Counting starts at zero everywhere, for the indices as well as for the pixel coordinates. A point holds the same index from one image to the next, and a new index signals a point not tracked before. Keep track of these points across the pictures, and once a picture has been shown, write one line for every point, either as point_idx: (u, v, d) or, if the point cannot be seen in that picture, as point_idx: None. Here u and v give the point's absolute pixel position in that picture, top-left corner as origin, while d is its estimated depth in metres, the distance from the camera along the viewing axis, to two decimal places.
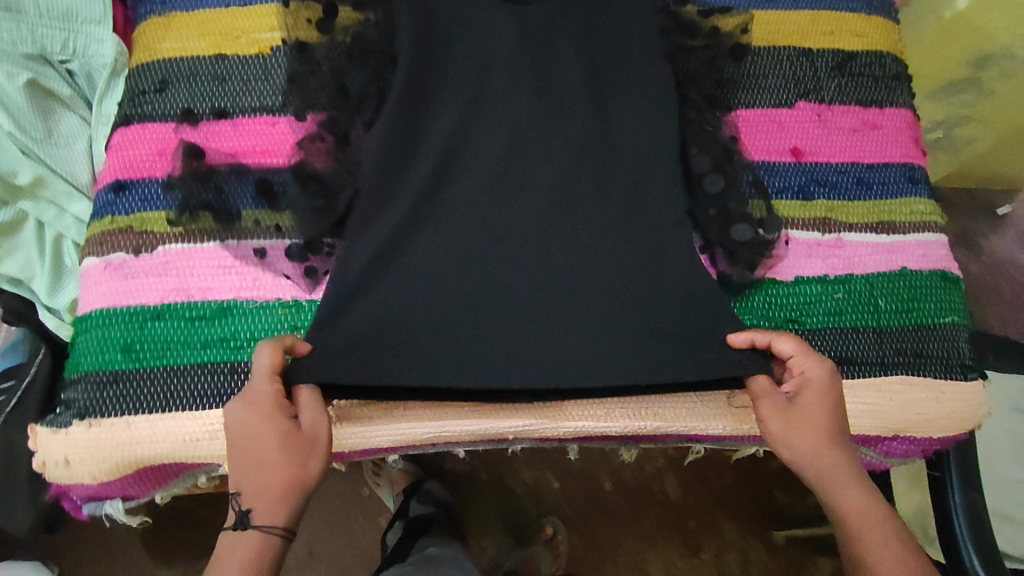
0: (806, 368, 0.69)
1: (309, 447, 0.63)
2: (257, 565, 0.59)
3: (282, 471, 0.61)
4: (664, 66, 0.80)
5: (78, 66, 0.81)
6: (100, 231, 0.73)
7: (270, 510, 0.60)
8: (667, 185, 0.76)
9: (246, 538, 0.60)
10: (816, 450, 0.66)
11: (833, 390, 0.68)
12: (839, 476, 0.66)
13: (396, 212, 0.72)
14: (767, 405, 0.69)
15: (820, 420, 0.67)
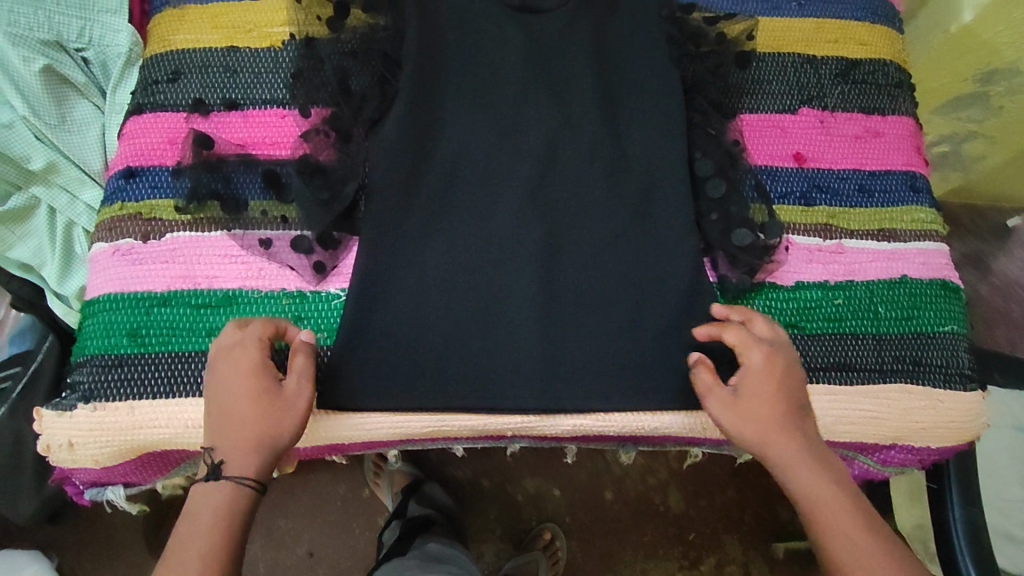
0: (749, 356, 0.66)
1: (288, 408, 0.64)
2: (229, 516, 0.61)
3: (255, 428, 0.62)
4: (668, 75, 0.83)
5: (93, 54, 0.80)
6: (110, 217, 0.74)
7: (245, 463, 0.62)
8: (670, 193, 0.77)
9: (218, 488, 0.61)
10: (764, 442, 0.65)
11: (776, 376, 0.66)
12: (794, 461, 0.64)
13: (404, 214, 0.75)
14: (713, 403, 0.66)
15: (768, 411, 0.65)
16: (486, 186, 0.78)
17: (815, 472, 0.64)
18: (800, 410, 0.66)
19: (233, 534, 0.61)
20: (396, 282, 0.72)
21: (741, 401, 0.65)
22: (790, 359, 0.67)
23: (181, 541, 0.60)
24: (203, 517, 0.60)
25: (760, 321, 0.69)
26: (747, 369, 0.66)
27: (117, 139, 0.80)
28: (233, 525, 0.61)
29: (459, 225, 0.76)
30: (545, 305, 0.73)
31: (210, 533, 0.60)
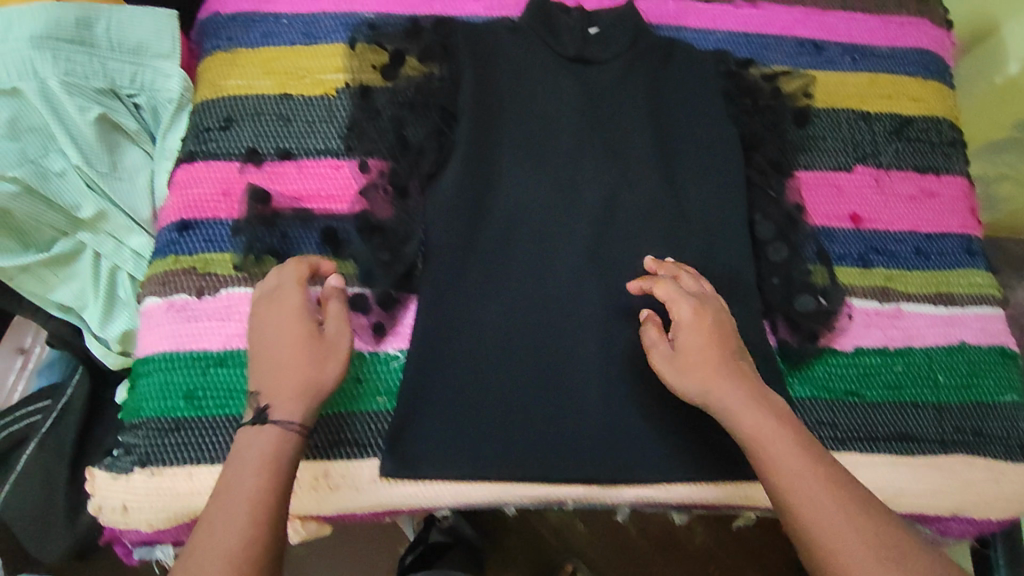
0: (679, 311, 0.67)
1: (331, 354, 0.63)
2: (278, 460, 0.58)
3: (298, 370, 0.61)
4: (727, 131, 0.82)
5: (145, 99, 0.78)
6: (163, 271, 0.73)
7: (292, 407, 0.60)
8: (731, 254, 0.77)
9: (270, 432, 0.59)
10: (700, 389, 0.63)
11: (708, 327, 0.66)
12: (734, 404, 0.62)
13: (462, 272, 0.74)
14: (656, 358, 0.67)
15: (701, 359, 0.64)
16: (543, 244, 0.77)
17: (756, 415, 0.61)
18: (734, 355, 0.65)
19: (283, 480, 0.57)
20: (456, 344, 0.72)
21: (678, 354, 0.65)
22: (718, 309, 0.68)
23: (230, 490, 0.56)
24: (250, 460, 0.57)
25: (689, 277, 0.70)
26: (678, 324, 0.67)
27: (168, 187, 0.78)
28: (284, 468, 0.58)
29: (518, 284, 0.75)
30: (605, 369, 0.73)
31: (261, 476, 0.57)
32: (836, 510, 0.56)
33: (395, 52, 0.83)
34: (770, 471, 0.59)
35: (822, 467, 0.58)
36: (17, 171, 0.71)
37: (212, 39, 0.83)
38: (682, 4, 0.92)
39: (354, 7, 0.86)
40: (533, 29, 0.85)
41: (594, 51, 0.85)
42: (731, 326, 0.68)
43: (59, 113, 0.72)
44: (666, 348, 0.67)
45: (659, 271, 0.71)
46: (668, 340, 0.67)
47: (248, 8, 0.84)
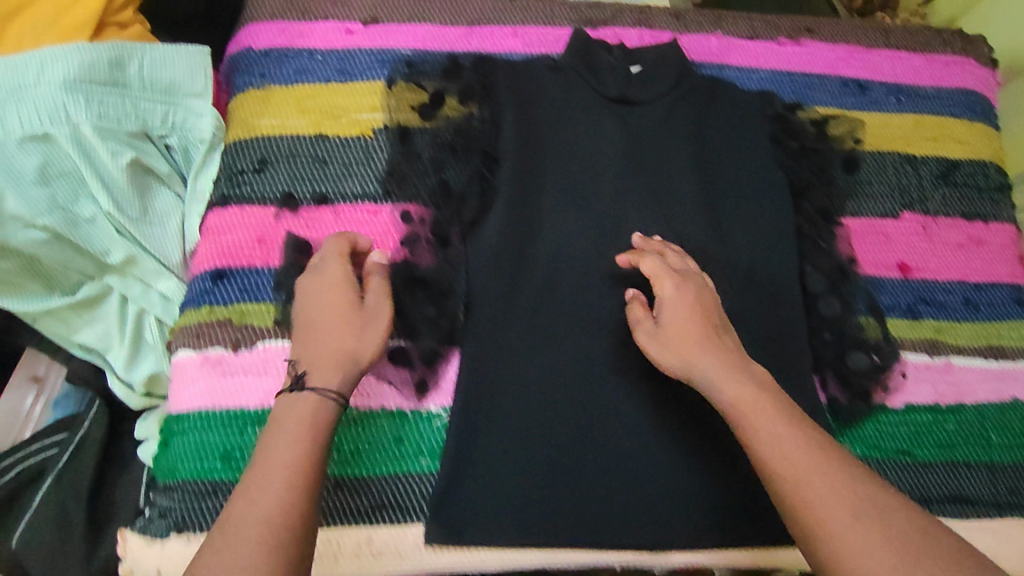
0: (662, 286, 0.67)
1: (372, 324, 0.62)
2: (315, 423, 0.56)
3: (339, 339, 0.61)
4: (776, 177, 0.80)
5: (176, 140, 0.76)
6: (197, 322, 0.70)
7: (334, 375, 0.59)
8: (781, 307, 0.74)
9: (313, 400, 0.57)
10: (682, 362, 0.62)
11: (691, 301, 0.66)
12: (715, 373, 0.61)
13: (506, 325, 0.72)
14: (640, 334, 0.67)
15: (683, 331, 0.64)
16: (588, 295, 0.74)
17: (738, 383, 0.60)
18: (717, 330, 0.65)
19: (321, 446, 0.55)
20: (500, 402, 0.69)
21: (662, 327, 0.65)
22: (701, 285, 0.68)
23: (269, 455, 0.54)
24: (288, 425, 0.56)
25: (674, 256, 0.71)
26: (663, 300, 0.67)
27: (200, 232, 0.76)
28: (324, 433, 0.56)
29: (563, 337, 0.72)
30: (654, 427, 0.70)
31: (301, 443, 0.55)
32: (825, 477, 0.53)
33: (435, 92, 0.81)
34: (754, 436, 0.56)
35: (808, 431, 0.56)
36: (47, 219, 0.68)
37: (243, 75, 0.80)
38: (724, 41, 0.90)
39: (390, 43, 0.83)
40: (575, 68, 0.82)
41: (636, 91, 0.82)
42: (715, 303, 0.67)
43: (90, 157, 0.69)
44: (650, 325, 0.67)
45: (645, 248, 0.72)
46: (652, 318, 0.67)
47: (280, 43, 0.81)
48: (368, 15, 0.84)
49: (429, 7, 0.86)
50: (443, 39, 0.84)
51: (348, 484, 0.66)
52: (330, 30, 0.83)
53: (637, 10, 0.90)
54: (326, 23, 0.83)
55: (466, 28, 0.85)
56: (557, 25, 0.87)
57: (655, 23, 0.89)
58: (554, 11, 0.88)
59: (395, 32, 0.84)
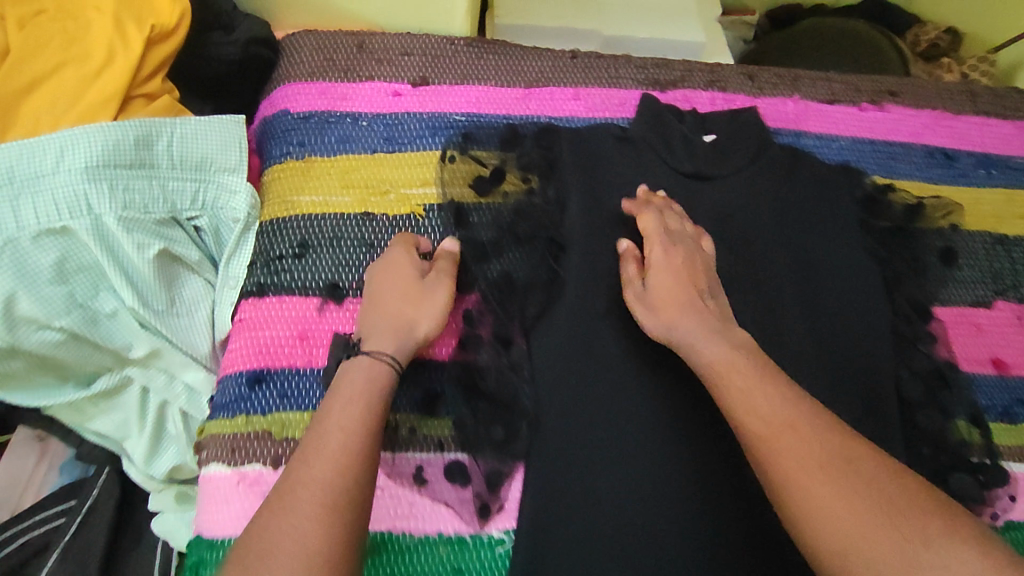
0: (653, 249, 0.67)
1: (432, 300, 0.61)
2: (370, 392, 0.53)
3: (398, 313, 0.59)
4: (865, 263, 0.74)
5: (207, 221, 0.67)
6: (232, 433, 0.63)
7: (391, 343, 0.57)
8: (873, 412, 0.67)
9: (373, 365, 0.55)
10: (667, 325, 0.62)
11: (680, 268, 0.66)
12: (694, 329, 0.61)
13: (571, 431, 0.63)
14: (629, 295, 0.66)
15: (670, 295, 0.64)
16: (668, 399, 0.66)
17: (717, 339, 0.60)
18: (699, 293, 0.65)
19: (375, 421, 0.52)
20: (574, 527, 0.60)
21: (652, 291, 0.65)
22: (694, 251, 0.68)
23: (325, 420, 0.51)
24: (345, 391, 0.53)
25: (674, 217, 0.70)
26: (654, 265, 0.66)
27: (232, 323, 0.68)
28: (383, 399, 0.54)
29: (635, 446, 0.64)
30: (741, 556, 0.61)
31: (358, 407, 0.52)
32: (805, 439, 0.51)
33: (496, 166, 0.74)
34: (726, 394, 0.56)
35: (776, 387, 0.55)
36: (65, 319, 0.60)
37: (280, 143, 0.72)
38: (802, 104, 0.82)
39: (442, 106, 0.75)
40: (644, 138, 0.75)
41: (713, 166, 0.75)
42: (700, 267, 0.67)
43: (114, 249, 0.60)
44: (638, 287, 0.66)
45: (648, 203, 0.71)
46: (640, 279, 0.67)
47: (321, 106, 0.73)
48: (417, 74, 0.76)
49: (483, 65, 0.78)
50: (499, 101, 0.77)
51: None
52: (375, 91, 0.75)
53: (707, 70, 0.83)
54: (371, 83, 0.75)
55: (524, 89, 0.78)
56: (623, 86, 0.80)
57: (728, 84, 0.82)
58: (619, 71, 0.81)
59: (448, 93, 0.76)
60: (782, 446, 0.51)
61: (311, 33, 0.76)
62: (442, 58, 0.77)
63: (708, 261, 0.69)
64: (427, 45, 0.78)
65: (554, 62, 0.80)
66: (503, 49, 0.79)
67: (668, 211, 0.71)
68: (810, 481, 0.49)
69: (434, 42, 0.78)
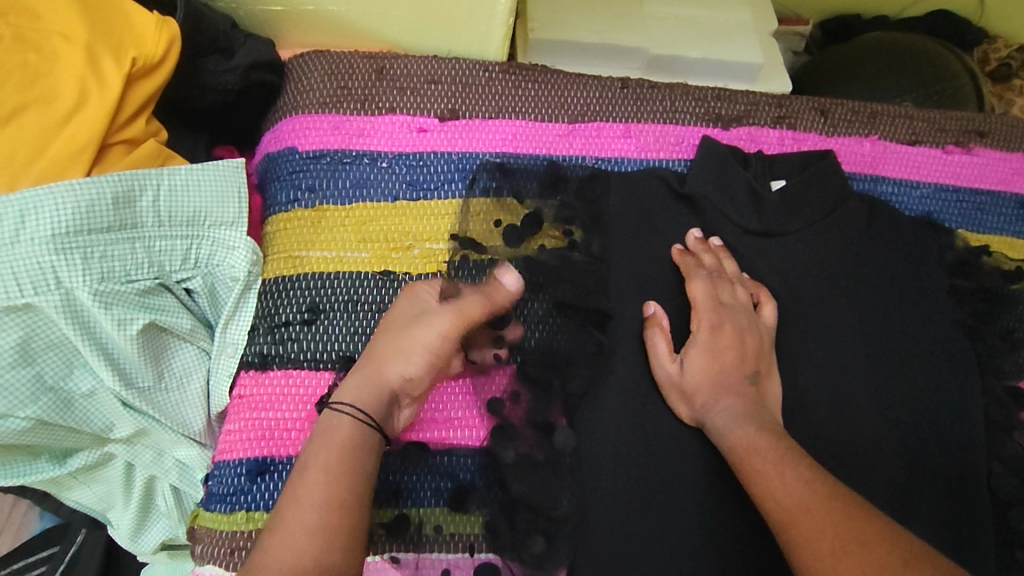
0: (698, 323, 0.60)
1: (416, 338, 0.53)
2: (342, 456, 0.47)
3: (377, 354, 0.53)
4: (954, 337, 0.64)
5: (201, 282, 0.57)
6: (230, 531, 0.54)
7: (353, 390, 0.51)
8: (959, 513, 0.59)
9: (337, 420, 0.50)
10: (700, 411, 0.57)
11: (724, 343, 0.59)
12: (727, 419, 0.55)
13: (617, 537, 0.55)
14: (663, 379, 0.58)
15: (710, 377, 0.58)
16: (732, 498, 0.57)
17: (749, 429, 0.54)
18: (747, 372, 0.58)
19: (352, 495, 0.46)
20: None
21: (689, 374, 0.58)
22: (746, 328, 0.60)
23: (297, 488, 0.46)
24: (315, 452, 0.48)
25: (727, 285, 0.62)
26: (694, 343, 0.59)
27: (231, 399, 0.58)
28: (357, 463, 0.48)
29: (690, 554, 0.55)
30: None
31: (336, 476, 0.46)
32: (828, 511, 0.47)
33: (534, 212, 0.64)
34: (757, 481, 0.51)
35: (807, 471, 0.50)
36: (32, 407, 0.51)
37: (287, 187, 0.63)
38: (879, 145, 0.72)
39: (472, 144, 0.66)
40: (703, 186, 0.65)
41: (782, 220, 0.65)
42: (756, 338, 0.60)
43: (89, 325, 0.51)
44: (671, 369, 0.58)
45: (703, 259, 0.63)
46: (676, 357, 0.59)
47: (334, 144, 0.64)
48: (445, 107, 0.66)
49: (521, 96, 0.68)
50: (538, 139, 0.67)
51: None
52: (396, 127, 0.65)
53: (775, 103, 0.73)
54: (391, 117, 0.65)
55: (566, 125, 0.68)
56: (679, 121, 0.70)
57: (798, 122, 0.72)
58: (675, 103, 0.71)
59: (480, 129, 0.66)
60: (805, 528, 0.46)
61: (323, 54, 0.66)
62: (474, 87, 0.67)
63: (765, 334, 0.60)
64: (457, 71, 0.67)
65: (601, 92, 0.70)
66: (543, 76, 0.69)
67: (720, 275, 0.62)
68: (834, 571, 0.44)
69: (465, 67, 0.68)
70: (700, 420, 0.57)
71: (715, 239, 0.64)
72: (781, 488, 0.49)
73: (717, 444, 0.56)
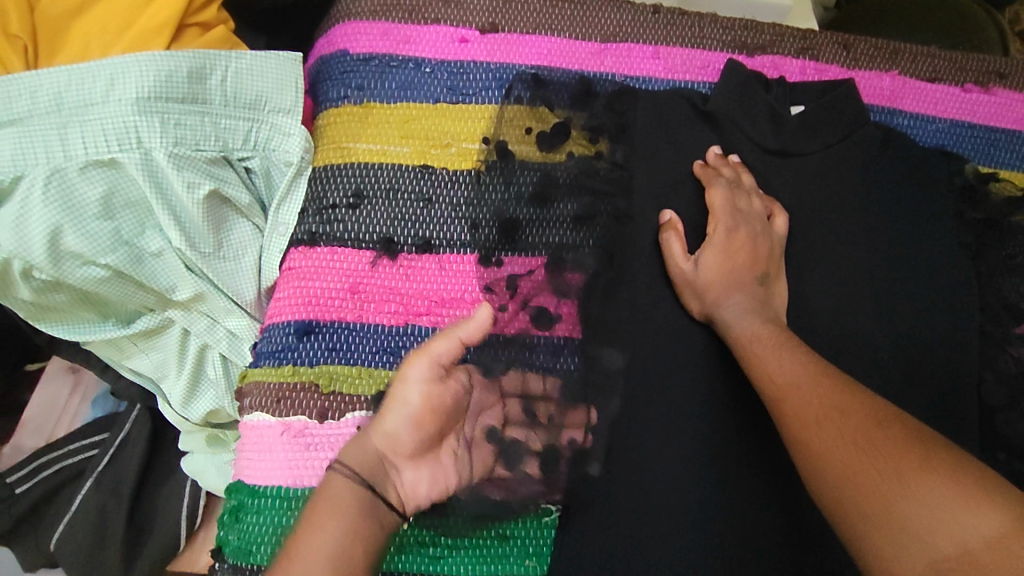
0: (715, 226, 0.64)
1: (394, 400, 0.51)
2: (354, 525, 0.47)
3: (377, 421, 0.52)
4: (956, 256, 0.68)
5: (259, 162, 0.64)
6: (277, 382, 0.61)
7: (345, 450, 0.51)
8: (950, 413, 0.63)
9: (336, 482, 0.49)
10: (709, 306, 0.62)
11: (735, 248, 0.64)
12: (734, 312, 0.60)
13: (627, 411, 0.60)
14: (677, 276, 0.63)
15: (721, 276, 0.62)
16: (733, 386, 0.62)
17: (756, 322, 0.59)
18: (753, 274, 0.63)
19: (359, 565, 0.46)
20: (619, 508, 0.57)
21: (701, 271, 0.62)
22: (759, 234, 0.64)
23: (304, 554, 0.46)
24: (326, 521, 0.47)
25: (743, 194, 0.66)
26: (708, 244, 0.64)
27: (280, 272, 0.65)
28: (369, 536, 0.48)
29: (693, 429, 0.60)
30: (787, 544, 0.59)
31: (343, 546, 0.46)
32: (816, 383, 0.52)
33: (562, 121, 0.68)
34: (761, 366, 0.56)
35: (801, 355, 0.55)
36: (111, 256, 0.57)
37: (338, 85, 0.68)
38: (899, 81, 0.75)
39: (509, 57, 0.71)
40: (726, 106, 0.69)
41: (800, 141, 0.69)
42: (766, 244, 0.64)
43: (162, 186, 0.58)
44: (685, 266, 0.63)
45: (722, 171, 0.67)
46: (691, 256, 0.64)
47: (383, 48, 0.69)
48: (486, 21, 0.71)
49: (557, 16, 0.73)
50: (572, 56, 0.71)
51: None
52: (440, 37, 0.70)
53: (800, 35, 0.76)
54: (436, 27, 0.70)
55: (599, 44, 0.72)
56: (707, 47, 0.74)
57: (821, 54, 0.76)
58: (703, 30, 0.74)
59: (517, 43, 0.71)
60: (797, 400, 0.51)
61: None
62: (513, 5, 0.72)
63: (776, 242, 0.65)
64: None
65: (634, 16, 0.74)
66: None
67: (738, 185, 0.66)
68: (822, 430, 0.48)
69: None
70: (708, 314, 0.62)
71: (734, 156, 0.69)
72: (779, 369, 0.55)
73: (722, 336, 0.61)
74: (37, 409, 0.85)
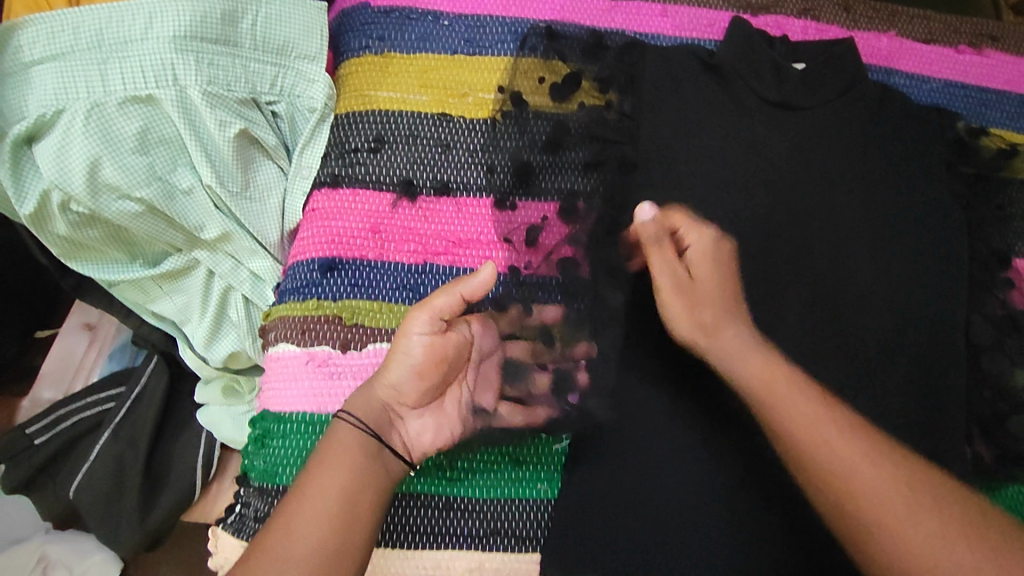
0: (691, 238, 0.60)
1: (397, 353, 0.55)
2: (351, 460, 0.52)
3: (380, 372, 0.56)
4: (947, 204, 0.72)
5: (285, 107, 0.67)
6: (301, 315, 0.64)
7: (352, 400, 0.55)
8: (940, 350, 0.67)
9: (340, 428, 0.54)
10: (705, 326, 0.55)
11: (718, 263, 0.59)
12: (734, 348, 0.54)
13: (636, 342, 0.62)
14: (666, 282, 0.57)
15: (711, 292, 0.57)
16: None
17: (753, 360, 0.54)
18: (734, 293, 0.58)
19: (358, 493, 0.52)
20: (629, 432, 0.60)
21: (691, 282, 0.57)
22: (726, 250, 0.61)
23: (309, 486, 0.51)
24: (326, 459, 0.52)
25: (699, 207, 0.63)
26: (690, 255, 0.59)
27: (303, 214, 0.68)
28: (369, 467, 0.53)
29: None
30: None
31: (343, 476, 0.52)
32: None
33: (574, 71, 0.71)
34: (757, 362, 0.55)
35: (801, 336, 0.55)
36: (145, 190, 0.60)
37: (360, 36, 0.71)
38: (896, 41, 0.79)
39: (524, 12, 0.74)
40: (732, 59, 0.72)
41: (801, 93, 0.72)
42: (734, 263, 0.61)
43: (194, 122, 0.62)
44: (676, 273, 0.57)
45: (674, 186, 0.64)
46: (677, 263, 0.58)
47: (404, 2, 0.72)
48: None
49: None
50: (584, 12, 0.75)
51: (461, 506, 0.62)
52: None
53: None
54: None
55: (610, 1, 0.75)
56: (712, 6, 0.77)
57: (821, 15, 0.79)
58: None
59: None
60: None
61: None
62: None
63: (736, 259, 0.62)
64: None
65: None
66: None
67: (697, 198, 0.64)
68: None
69: None
70: (702, 335, 0.55)
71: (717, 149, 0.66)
72: None
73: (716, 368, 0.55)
74: (55, 362, 0.89)
